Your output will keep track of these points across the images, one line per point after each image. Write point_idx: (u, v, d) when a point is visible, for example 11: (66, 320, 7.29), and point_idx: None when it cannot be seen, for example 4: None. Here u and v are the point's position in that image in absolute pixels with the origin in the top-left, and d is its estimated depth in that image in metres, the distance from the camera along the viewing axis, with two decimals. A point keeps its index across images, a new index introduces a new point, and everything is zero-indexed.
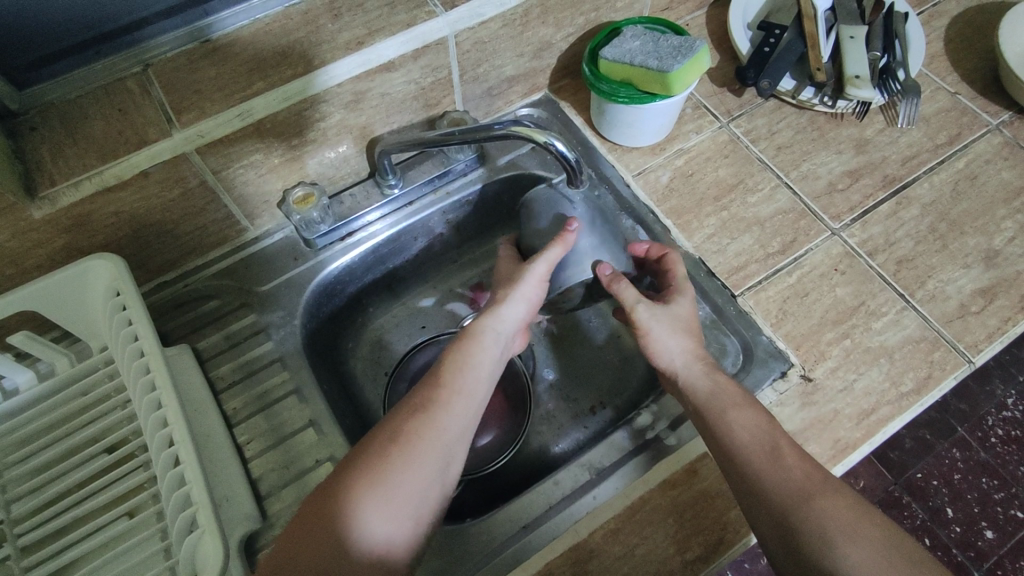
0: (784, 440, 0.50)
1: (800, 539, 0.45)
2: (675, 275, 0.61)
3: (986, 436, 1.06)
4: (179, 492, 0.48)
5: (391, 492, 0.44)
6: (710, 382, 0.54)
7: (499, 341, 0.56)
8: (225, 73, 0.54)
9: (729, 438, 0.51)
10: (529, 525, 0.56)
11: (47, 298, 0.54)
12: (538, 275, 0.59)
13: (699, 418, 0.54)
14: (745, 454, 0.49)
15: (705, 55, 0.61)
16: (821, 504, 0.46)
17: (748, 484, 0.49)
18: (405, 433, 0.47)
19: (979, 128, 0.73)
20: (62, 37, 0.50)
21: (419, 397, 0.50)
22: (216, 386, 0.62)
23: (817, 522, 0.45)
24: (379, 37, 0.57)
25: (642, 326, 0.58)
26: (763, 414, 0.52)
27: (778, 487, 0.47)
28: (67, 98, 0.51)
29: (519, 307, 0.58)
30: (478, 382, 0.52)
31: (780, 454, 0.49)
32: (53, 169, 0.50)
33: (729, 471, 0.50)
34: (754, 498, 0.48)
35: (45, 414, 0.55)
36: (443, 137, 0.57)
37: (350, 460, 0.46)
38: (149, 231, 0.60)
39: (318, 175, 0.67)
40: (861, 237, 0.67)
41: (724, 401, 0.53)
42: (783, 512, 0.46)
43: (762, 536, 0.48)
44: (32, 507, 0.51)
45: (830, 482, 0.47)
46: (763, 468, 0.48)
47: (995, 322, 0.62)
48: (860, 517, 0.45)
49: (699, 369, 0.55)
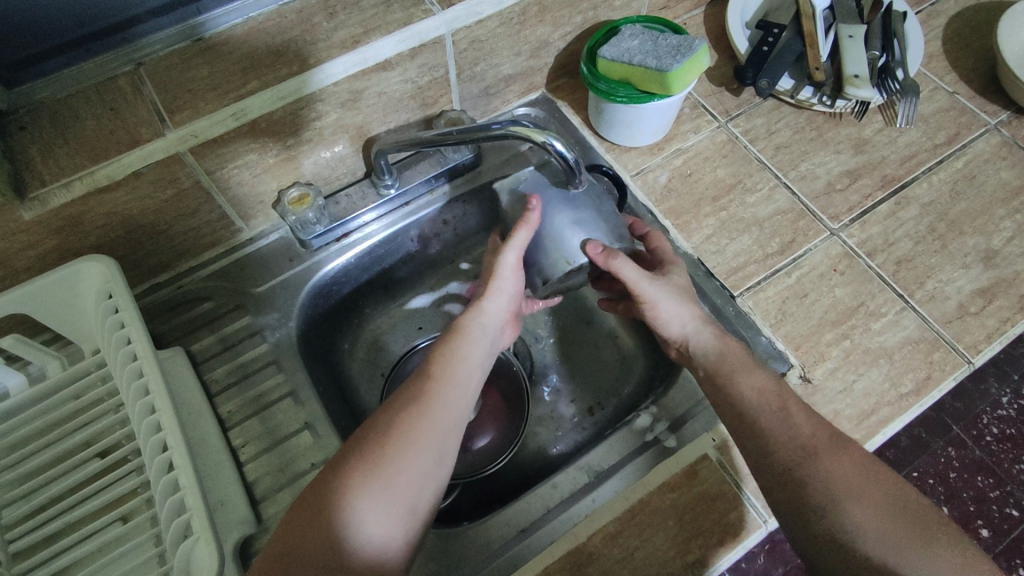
0: (792, 398, 0.50)
1: (804, 495, 0.46)
2: (663, 251, 0.60)
3: (981, 434, 0.92)
4: (173, 498, 0.47)
5: (390, 482, 0.44)
6: (720, 346, 0.55)
7: (486, 334, 0.55)
8: (218, 73, 0.53)
9: (737, 399, 0.51)
10: (526, 528, 0.55)
11: (38, 300, 0.54)
12: (510, 266, 0.56)
13: (710, 381, 0.54)
14: (754, 411, 0.50)
15: (704, 54, 0.61)
16: (825, 461, 0.46)
17: (755, 438, 0.49)
18: (398, 424, 0.47)
19: (978, 127, 0.73)
20: (49, 35, 0.49)
21: (408, 390, 0.49)
22: (211, 389, 0.61)
23: (820, 479, 0.45)
24: (375, 36, 0.57)
25: (648, 299, 0.57)
26: (772, 377, 0.52)
27: (786, 444, 0.48)
28: (58, 97, 0.50)
29: (502, 300, 0.57)
30: (469, 374, 0.52)
31: (787, 413, 0.49)
32: (43, 169, 0.49)
33: (732, 423, 0.51)
34: (761, 453, 0.49)
35: (37, 418, 0.54)
36: (440, 136, 0.56)
37: (342, 455, 0.45)
38: (143, 232, 0.59)
39: (314, 176, 0.67)
40: (860, 237, 0.67)
41: (732, 364, 0.53)
42: (787, 468, 0.47)
43: (766, 490, 0.49)
44: (25, 512, 0.51)
45: (838, 438, 0.48)
46: (770, 424, 0.49)
47: (994, 322, 0.62)
48: (866, 476, 0.46)
49: (709, 333, 0.55)
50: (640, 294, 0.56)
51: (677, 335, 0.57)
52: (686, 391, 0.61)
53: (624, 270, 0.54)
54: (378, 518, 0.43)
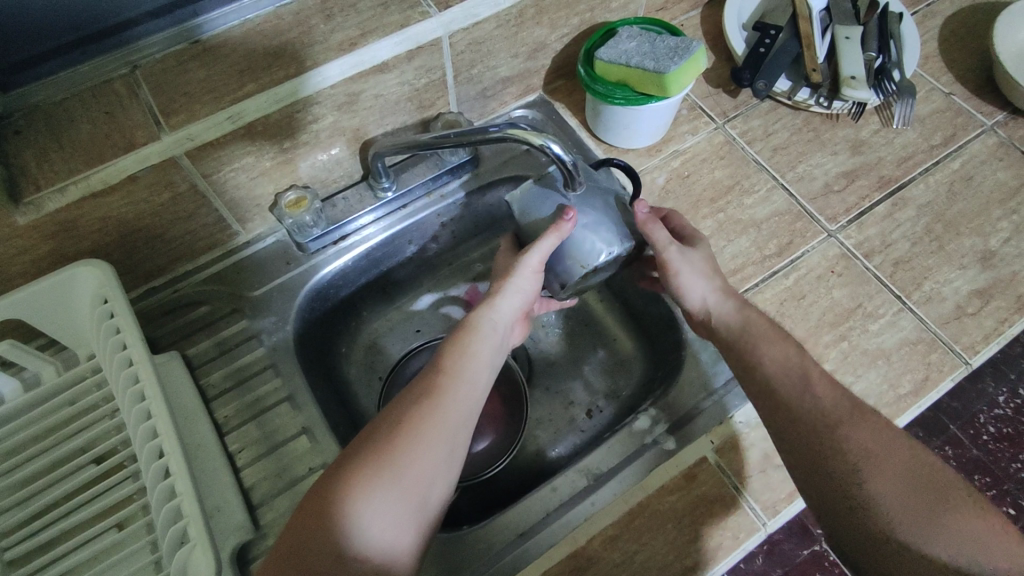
0: (815, 368, 0.50)
1: (828, 465, 0.47)
2: (681, 225, 0.61)
3: (978, 434, 0.92)
4: (169, 505, 0.47)
5: (398, 478, 0.43)
6: (742, 318, 0.54)
7: (497, 332, 0.54)
8: (214, 75, 0.53)
9: (757, 367, 0.52)
10: (526, 532, 0.55)
11: (31, 307, 0.53)
12: (531, 266, 0.55)
13: (730, 350, 0.54)
14: (776, 382, 0.50)
15: (702, 56, 0.61)
16: (848, 431, 0.47)
17: (777, 407, 0.50)
18: (407, 420, 0.46)
19: (974, 128, 0.73)
20: (43, 39, 0.49)
21: (418, 387, 0.49)
22: (208, 394, 0.61)
23: (843, 450, 0.46)
24: (373, 38, 0.56)
25: (671, 268, 0.57)
26: (794, 346, 0.52)
27: (806, 416, 0.48)
28: (53, 100, 0.50)
29: (516, 299, 0.56)
30: (478, 372, 0.51)
31: (808, 382, 0.49)
32: (38, 173, 0.49)
33: (753, 388, 0.52)
34: (782, 422, 0.49)
35: (31, 424, 0.54)
36: (438, 139, 0.56)
37: (352, 450, 0.45)
38: (138, 236, 0.59)
39: (311, 179, 0.67)
40: (857, 238, 0.67)
41: (756, 332, 0.53)
42: (811, 439, 0.48)
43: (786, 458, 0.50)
44: (19, 520, 0.50)
45: (858, 411, 0.48)
46: (792, 396, 0.49)
47: (991, 323, 0.62)
48: (888, 446, 0.46)
49: (731, 306, 0.55)
50: (664, 261, 0.56)
51: (698, 307, 0.57)
52: (686, 394, 0.61)
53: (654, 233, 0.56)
54: (386, 513, 0.42)
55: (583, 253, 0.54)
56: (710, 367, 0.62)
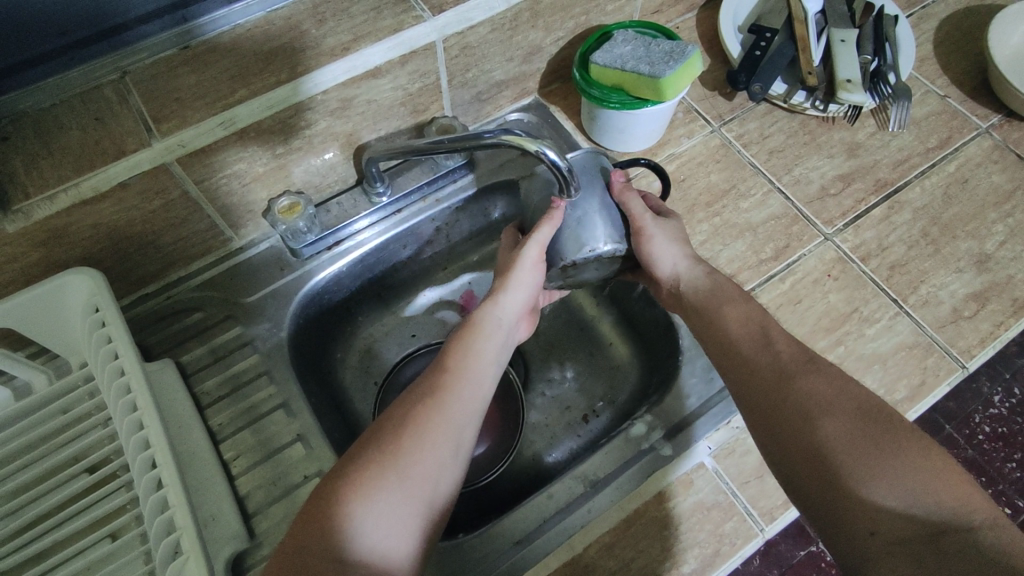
0: (775, 326, 0.52)
1: (781, 412, 0.46)
2: (656, 204, 0.62)
3: (973, 434, 0.92)
4: (162, 517, 0.46)
5: (405, 475, 0.43)
6: (711, 282, 0.57)
7: (502, 330, 0.55)
8: (205, 81, 0.52)
9: (719, 328, 0.54)
10: (523, 539, 0.55)
11: (18, 316, 0.52)
12: (532, 259, 0.55)
13: (698, 312, 0.56)
14: (738, 340, 0.52)
15: (697, 60, 0.60)
16: (801, 381, 0.46)
17: (737, 364, 0.51)
18: (410, 423, 0.46)
19: (970, 131, 0.73)
20: (29, 45, 0.48)
21: (421, 387, 0.49)
22: (202, 401, 0.60)
23: (796, 398, 0.46)
24: (365, 44, 0.56)
25: (646, 233, 0.57)
26: (757, 307, 0.54)
27: (764, 369, 0.49)
28: (42, 106, 0.49)
29: (519, 294, 0.56)
30: (482, 372, 0.51)
31: (768, 340, 0.50)
32: (27, 181, 0.49)
33: (715, 348, 0.54)
34: (741, 377, 0.50)
35: (22, 434, 0.54)
36: (431, 145, 0.56)
37: (356, 450, 0.45)
38: (131, 243, 0.58)
39: (304, 184, 0.66)
40: (854, 242, 0.67)
41: (722, 296, 0.55)
42: (766, 390, 0.48)
43: (747, 419, 0.49)
44: (11, 531, 0.50)
45: (815, 363, 0.48)
46: (750, 351, 0.51)
47: (987, 326, 0.62)
48: (842, 392, 0.45)
49: (700, 272, 0.58)
50: (641, 227, 0.57)
51: (668, 273, 0.58)
52: (682, 398, 0.60)
53: (632, 202, 0.57)
54: (394, 509, 0.42)
55: (577, 239, 0.54)
56: (704, 374, 0.62)
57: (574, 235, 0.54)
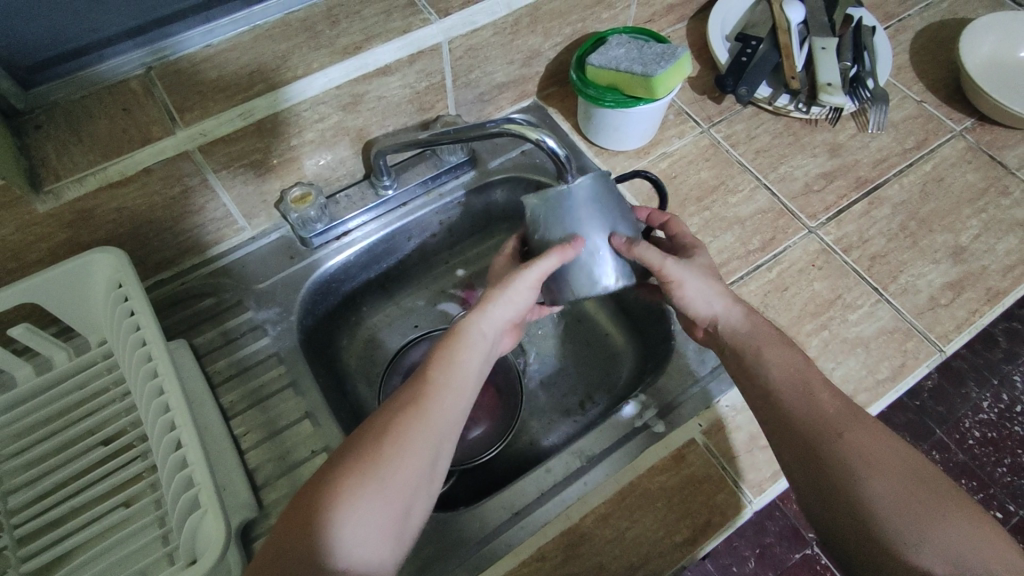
0: (817, 377, 0.51)
1: (826, 467, 0.47)
2: (685, 235, 0.61)
3: (964, 438, 1.04)
4: (181, 475, 0.48)
5: (386, 488, 0.43)
6: (750, 323, 0.55)
7: (485, 342, 0.52)
8: (226, 77, 0.56)
9: (760, 376, 0.52)
10: (520, 511, 0.57)
11: (44, 293, 0.55)
12: (528, 279, 0.52)
13: (733, 357, 0.55)
14: (778, 389, 0.51)
15: (687, 61, 0.64)
16: (848, 437, 0.47)
17: (776, 415, 0.50)
18: (392, 436, 0.45)
19: (944, 133, 0.77)
20: (36, 51, 0.51)
21: (404, 396, 0.48)
22: (213, 381, 0.63)
23: (842, 455, 0.46)
24: (376, 43, 0.60)
25: (673, 281, 0.55)
26: (796, 351, 0.53)
27: (807, 421, 0.48)
28: (73, 98, 0.54)
29: (509, 308, 0.53)
30: (463, 384, 0.49)
31: (810, 391, 0.50)
32: (58, 165, 0.52)
33: (756, 395, 0.52)
34: (782, 429, 0.50)
35: (43, 407, 0.56)
36: (436, 136, 0.61)
37: (338, 456, 0.44)
38: (150, 227, 0.61)
39: (315, 176, 0.70)
40: (836, 234, 0.70)
41: (760, 339, 0.53)
42: (810, 442, 0.48)
43: (787, 468, 0.50)
44: (30, 498, 0.52)
45: (860, 416, 0.48)
46: (793, 401, 0.50)
47: (963, 313, 0.65)
48: (889, 451, 0.46)
49: (739, 313, 0.55)
50: (665, 275, 0.55)
51: (707, 315, 0.56)
52: (674, 380, 0.63)
53: (652, 251, 0.53)
54: (376, 520, 0.42)
55: (592, 276, 0.53)
56: (696, 356, 0.65)
57: (590, 275, 0.53)
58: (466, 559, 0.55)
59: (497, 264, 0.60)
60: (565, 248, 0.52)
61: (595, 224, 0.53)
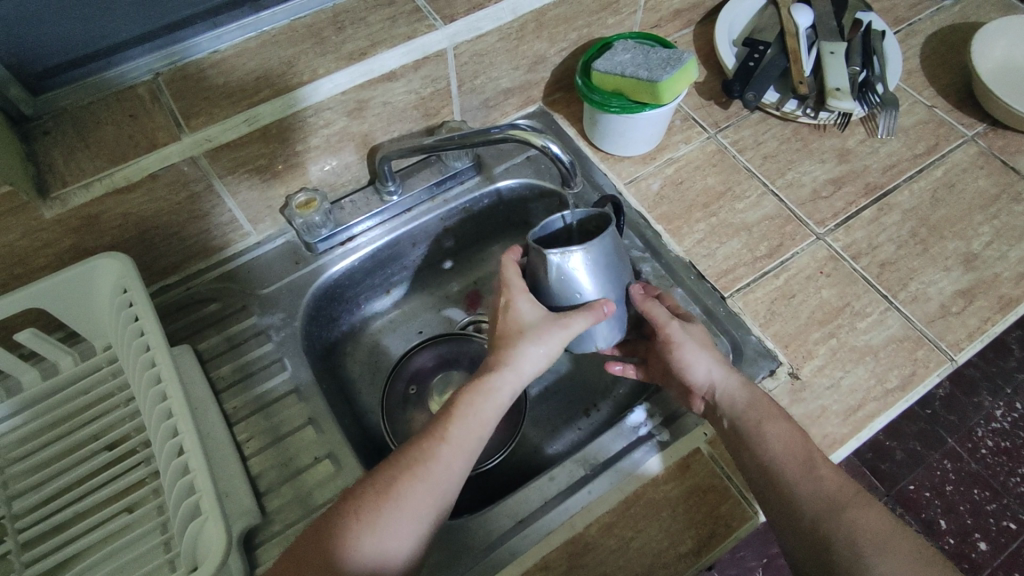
0: (820, 453, 0.51)
1: (830, 545, 0.46)
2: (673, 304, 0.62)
3: (976, 447, 1.10)
4: (183, 481, 0.48)
5: (387, 542, 0.45)
6: (749, 394, 0.55)
7: (505, 391, 0.52)
8: (233, 83, 0.57)
9: (761, 449, 0.52)
10: (525, 519, 0.56)
11: (50, 297, 0.56)
12: (555, 337, 0.52)
13: (733, 433, 0.54)
14: (779, 464, 0.51)
15: (692, 67, 0.64)
16: (852, 515, 0.46)
17: (778, 492, 0.50)
18: (397, 479, 0.47)
19: (956, 138, 0.76)
20: (45, 56, 0.52)
21: (414, 443, 0.49)
22: (216, 386, 0.63)
23: (846, 534, 0.46)
24: (380, 49, 0.60)
25: (675, 343, 0.57)
26: (796, 426, 0.53)
27: (810, 497, 0.48)
28: (81, 104, 0.54)
29: (536, 359, 0.52)
30: (476, 432, 0.50)
31: (813, 466, 0.50)
32: (65, 170, 0.52)
33: (757, 476, 0.52)
34: (785, 506, 0.49)
35: (48, 412, 0.56)
36: (441, 141, 0.61)
37: (345, 500, 0.47)
38: (156, 233, 0.62)
39: (319, 182, 0.70)
40: (845, 241, 0.69)
41: (759, 413, 0.53)
42: (813, 520, 0.48)
43: (790, 548, 0.49)
44: (35, 502, 0.52)
45: (862, 493, 0.48)
46: (795, 476, 0.50)
47: (975, 322, 0.64)
48: (893, 531, 0.46)
49: (736, 381, 0.56)
50: (666, 336, 0.57)
51: (703, 381, 0.57)
52: None
53: (654, 309, 0.58)
54: (376, 571, 0.45)
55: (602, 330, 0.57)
56: None
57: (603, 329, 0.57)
58: (470, 567, 0.54)
59: (523, 293, 0.55)
60: (597, 308, 0.54)
61: (609, 280, 0.56)
